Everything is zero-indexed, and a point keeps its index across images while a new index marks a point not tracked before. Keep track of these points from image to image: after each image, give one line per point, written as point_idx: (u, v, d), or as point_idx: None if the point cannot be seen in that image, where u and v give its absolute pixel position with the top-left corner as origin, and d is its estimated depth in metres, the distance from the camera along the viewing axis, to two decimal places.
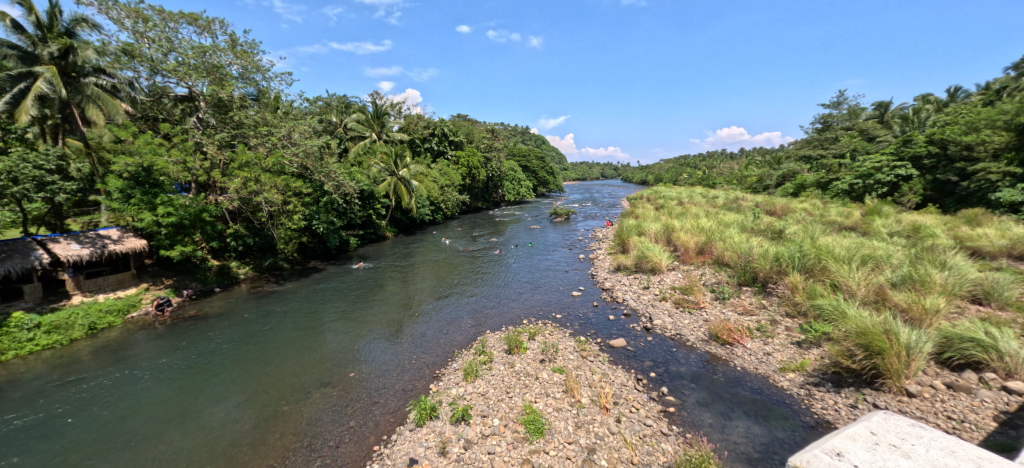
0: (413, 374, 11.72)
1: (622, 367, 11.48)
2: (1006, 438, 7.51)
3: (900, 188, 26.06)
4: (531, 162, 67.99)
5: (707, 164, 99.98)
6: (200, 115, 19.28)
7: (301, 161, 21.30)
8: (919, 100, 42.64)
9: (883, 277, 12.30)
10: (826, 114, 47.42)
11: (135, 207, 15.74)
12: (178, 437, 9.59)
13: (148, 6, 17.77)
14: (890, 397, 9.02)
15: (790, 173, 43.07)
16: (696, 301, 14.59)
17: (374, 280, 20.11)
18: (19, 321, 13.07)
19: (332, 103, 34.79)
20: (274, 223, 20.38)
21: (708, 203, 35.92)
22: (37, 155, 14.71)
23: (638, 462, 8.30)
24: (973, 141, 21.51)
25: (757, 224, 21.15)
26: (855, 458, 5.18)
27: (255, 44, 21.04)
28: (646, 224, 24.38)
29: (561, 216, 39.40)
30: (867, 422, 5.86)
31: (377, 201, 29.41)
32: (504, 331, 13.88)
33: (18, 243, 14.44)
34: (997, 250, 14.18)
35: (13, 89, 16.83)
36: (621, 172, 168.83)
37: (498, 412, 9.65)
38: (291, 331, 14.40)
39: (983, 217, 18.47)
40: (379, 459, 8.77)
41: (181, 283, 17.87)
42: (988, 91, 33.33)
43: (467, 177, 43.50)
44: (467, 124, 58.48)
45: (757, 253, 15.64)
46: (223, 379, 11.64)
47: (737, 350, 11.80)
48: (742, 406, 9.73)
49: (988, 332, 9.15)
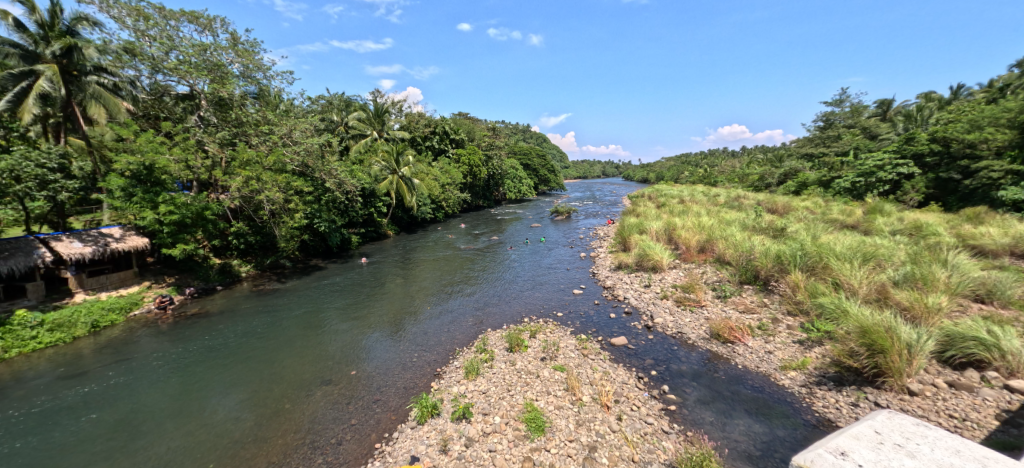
0: (414, 372, 11.74)
1: (623, 365, 11.49)
2: (1008, 436, 7.51)
3: (902, 187, 26.01)
4: (532, 160, 67.98)
5: (708, 162, 99.75)
6: (201, 114, 19.02)
7: (302, 159, 21.38)
8: (922, 98, 42.55)
9: (886, 275, 12.23)
10: (828, 112, 46.43)
11: (137, 206, 15.88)
12: (181, 434, 9.66)
13: (149, 5, 17.79)
14: (892, 396, 9.01)
15: (791, 172, 43.21)
16: (697, 300, 14.60)
17: (376, 278, 20.18)
18: (23, 319, 13.12)
19: (333, 102, 34.79)
20: (275, 222, 20.36)
21: (709, 201, 35.88)
22: (39, 154, 14.75)
23: (639, 460, 8.32)
24: (976, 140, 21.50)
25: (760, 223, 21.05)
26: (860, 458, 5.22)
27: (256, 43, 21.10)
28: (648, 221, 24.34)
29: (562, 214, 39.44)
30: (871, 421, 5.86)
31: (377, 199, 29.38)
32: (504, 330, 13.83)
33: (21, 241, 14.40)
34: (999, 249, 14.16)
35: (15, 88, 16.74)
36: (623, 171, 167.73)
37: (498, 410, 9.67)
38: (293, 329, 14.44)
39: (986, 215, 18.46)
40: (381, 456, 8.80)
41: (183, 281, 17.91)
42: (992, 90, 32.87)
43: (467, 175, 43.29)
44: (469, 122, 58.23)
45: (758, 251, 15.60)
46: (225, 378, 11.66)
47: (738, 348, 11.82)
48: (743, 404, 9.74)
49: (990, 331, 9.12)
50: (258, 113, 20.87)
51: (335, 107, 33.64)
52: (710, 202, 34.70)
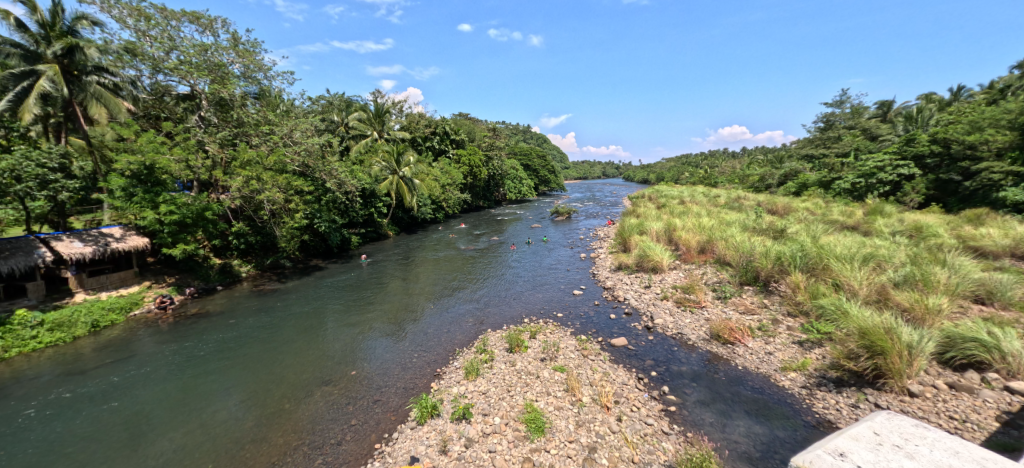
0: (414, 373, 11.72)
1: (623, 366, 11.49)
2: (1009, 438, 7.50)
3: (902, 188, 25.97)
4: (533, 161, 68.04)
5: (708, 163, 99.56)
6: (202, 114, 19.08)
7: (302, 159, 21.40)
8: (923, 99, 42.40)
9: (886, 276, 12.24)
10: (828, 113, 46.44)
11: (138, 206, 15.88)
12: (179, 434, 9.65)
13: (150, 5, 17.86)
14: (892, 397, 8.99)
15: (792, 173, 43.26)
16: (697, 301, 14.58)
17: (375, 279, 20.14)
18: (23, 319, 13.14)
19: (333, 102, 34.84)
20: (275, 222, 20.36)
21: (709, 201, 35.81)
22: (40, 153, 14.77)
23: (639, 461, 8.31)
24: (976, 141, 21.48)
25: (760, 223, 21.07)
26: (858, 459, 5.25)
27: (257, 43, 21.14)
28: (648, 222, 24.37)
29: (562, 216, 39.40)
30: (871, 422, 5.90)
31: (377, 200, 29.36)
32: (504, 330, 13.85)
33: (22, 241, 14.43)
34: (1000, 250, 14.16)
35: (16, 88, 16.69)
36: (623, 172, 167.96)
37: (498, 411, 9.66)
38: (292, 330, 14.43)
39: (986, 217, 18.43)
40: (380, 457, 8.79)
41: (183, 281, 17.90)
42: (993, 91, 32.82)
43: (468, 176, 43.31)
44: (468, 122, 58.21)
45: (758, 252, 15.60)
46: (225, 378, 11.65)
47: (738, 350, 11.80)
48: (743, 405, 9.72)
49: (991, 332, 9.11)
50: (259, 113, 20.89)
51: (335, 108, 33.69)
52: (711, 203, 35.26)
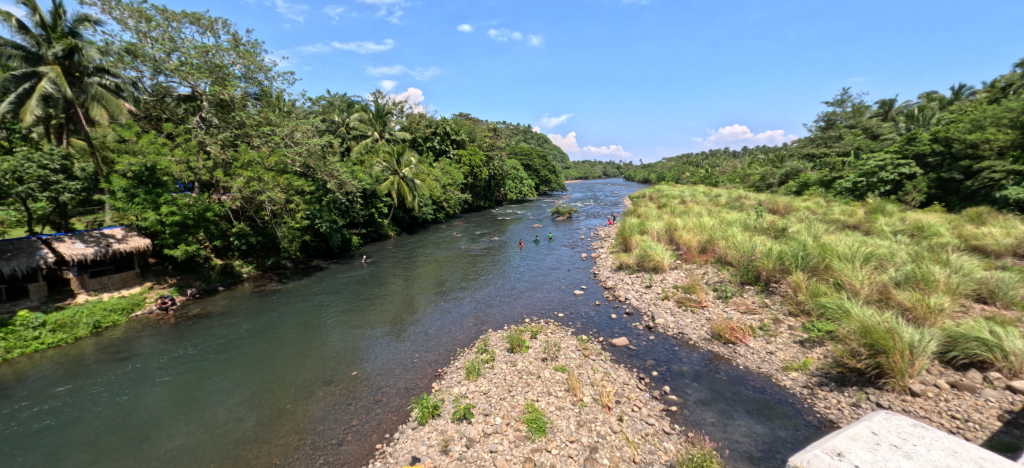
0: (415, 373, 11.73)
1: (624, 366, 11.47)
2: (1011, 437, 7.48)
3: (904, 186, 25.89)
4: (534, 161, 67.94)
5: (709, 163, 99.15)
6: (203, 115, 19.37)
7: (303, 160, 21.39)
8: (925, 97, 42.42)
9: (887, 276, 12.19)
10: (829, 112, 46.46)
11: (139, 207, 15.80)
12: (181, 435, 9.66)
13: (151, 6, 17.94)
14: (893, 396, 8.98)
15: (793, 172, 43.17)
16: (698, 300, 14.55)
17: (377, 280, 20.00)
18: (25, 320, 13.20)
19: (335, 102, 34.74)
20: (276, 222, 20.40)
21: (710, 202, 34.98)
22: (42, 155, 14.84)
23: (639, 461, 8.28)
24: (978, 140, 21.42)
25: (760, 223, 21.02)
26: (856, 459, 5.26)
27: (257, 44, 21.28)
28: (649, 222, 24.29)
29: (563, 216, 39.32)
30: (868, 422, 5.92)
31: (378, 200, 29.32)
32: (505, 330, 13.87)
33: (25, 242, 14.47)
34: (1002, 249, 14.13)
35: (18, 89, 16.54)
36: (623, 172, 168.02)
37: (500, 411, 9.66)
38: (293, 330, 14.45)
39: (988, 216, 18.39)
40: (381, 457, 8.78)
41: (185, 282, 17.94)
42: (996, 88, 32.78)
43: (468, 176, 43.26)
44: (469, 123, 58.01)
45: (759, 252, 15.57)
46: (226, 377, 11.69)
47: (739, 349, 11.78)
48: (744, 404, 9.72)
49: (992, 331, 9.06)
50: (260, 114, 20.91)
51: (336, 108, 33.69)
52: (711, 202, 35.02)
